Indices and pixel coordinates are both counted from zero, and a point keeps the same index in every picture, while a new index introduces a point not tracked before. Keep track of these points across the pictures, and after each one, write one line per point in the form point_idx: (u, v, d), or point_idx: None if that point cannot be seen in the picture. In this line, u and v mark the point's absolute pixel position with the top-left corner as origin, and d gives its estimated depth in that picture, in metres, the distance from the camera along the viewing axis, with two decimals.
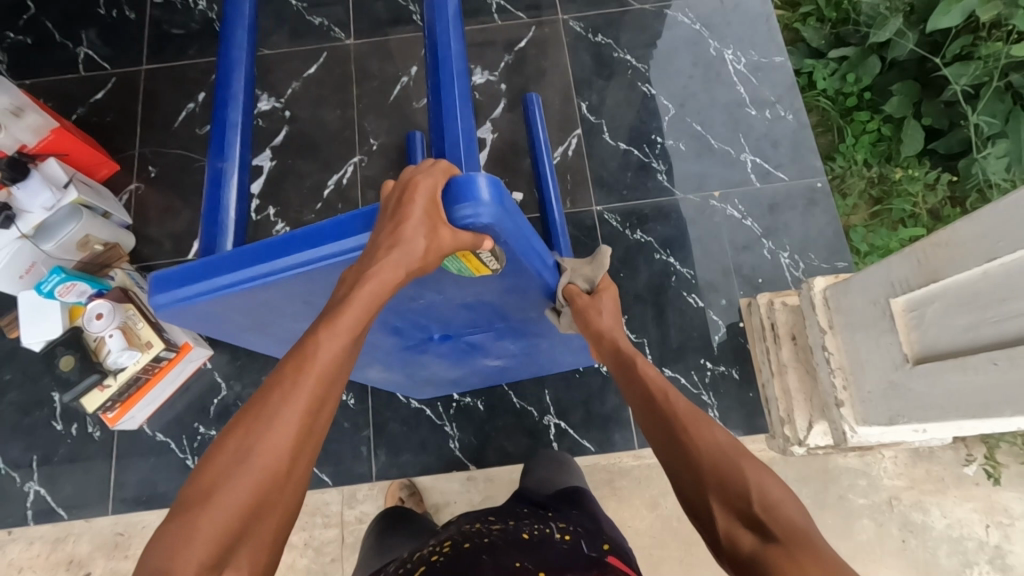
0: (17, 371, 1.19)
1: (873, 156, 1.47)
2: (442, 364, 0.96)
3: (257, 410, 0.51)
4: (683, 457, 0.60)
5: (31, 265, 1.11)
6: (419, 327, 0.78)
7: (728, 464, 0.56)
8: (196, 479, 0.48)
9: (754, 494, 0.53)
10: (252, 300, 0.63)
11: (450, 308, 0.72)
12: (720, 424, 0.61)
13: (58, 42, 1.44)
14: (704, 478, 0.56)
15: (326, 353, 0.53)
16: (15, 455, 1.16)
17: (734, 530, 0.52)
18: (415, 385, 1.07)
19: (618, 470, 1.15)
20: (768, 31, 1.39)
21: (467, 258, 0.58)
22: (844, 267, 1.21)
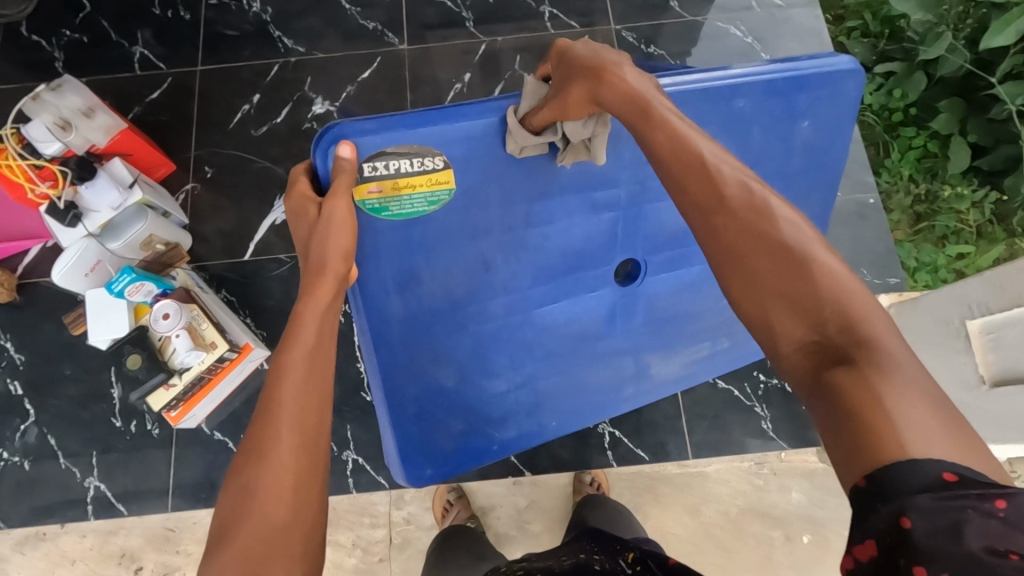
0: (76, 366, 1.21)
1: (918, 172, 1.49)
2: (704, 291, 1.02)
3: (250, 451, 0.57)
4: (750, 243, 0.55)
5: (97, 262, 1.15)
6: (568, 278, 0.96)
7: (802, 269, 0.52)
8: (221, 523, 0.54)
9: (831, 306, 0.50)
10: (418, 380, 0.93)
11: (532, 249, 0.93)
12: (783, 216, 0.56)
13: (114, 40, 1.45)
14: (769, 286, 0.53)
15: (290, 384, 0.61)
16: (73, 449, 1.17)
17: (797, 349, 0.51)
18: (747, 352, 1.10)
19: (661, 477, 1.16)
20: (819, 46, 1.40)
21: (399, 188, 0.83)
22: (896, 284, 1.22)
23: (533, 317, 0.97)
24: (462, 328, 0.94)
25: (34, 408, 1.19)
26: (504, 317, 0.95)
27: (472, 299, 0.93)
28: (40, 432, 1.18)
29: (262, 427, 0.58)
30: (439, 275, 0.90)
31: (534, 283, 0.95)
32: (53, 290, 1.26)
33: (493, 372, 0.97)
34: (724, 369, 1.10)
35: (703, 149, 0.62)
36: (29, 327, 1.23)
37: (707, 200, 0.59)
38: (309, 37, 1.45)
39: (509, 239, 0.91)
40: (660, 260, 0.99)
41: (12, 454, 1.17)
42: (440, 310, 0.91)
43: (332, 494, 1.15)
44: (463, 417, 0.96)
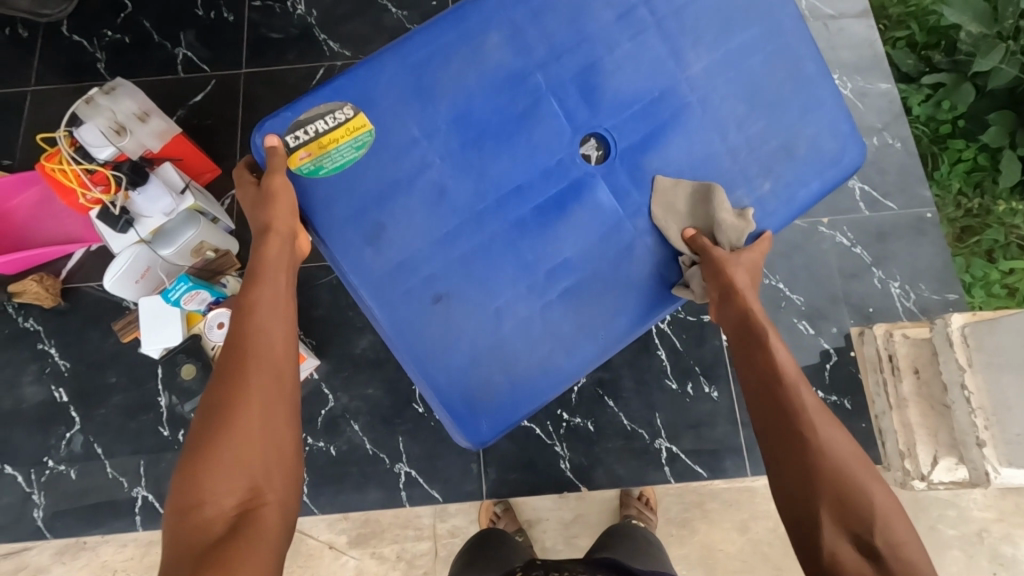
0: (122, 374, 1.19)
1: (967, 186, 1.47)
2: (701, 134, 0.90)
3: (228, 381, 0.68)
4: (807, 459, 0.69)
5: (147, 268, 1.14)
6: (535, 181, 0.89)
7: (853, 492, 0.66)
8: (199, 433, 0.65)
9: (878, 530, 0.64)
10: (440, 326, 0.86)
11: (486, 159, 0.88)
12: (844, 430, 0.71)
13: (157, 42, 1.43)
14: (822, 498, 0.67)
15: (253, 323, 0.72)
16: (121, 459, 1.15)
17: (840, 551, 0.64)
18: (810, 179, 0.91)
19: (709, 493, 1.14)
20: (873, 56, 1.38)
21: (325, 146, 0.85)
22: (955, 300, 1.20)
23: (516, 231, 0.88)
24: (446, 254, 0.87)
25: (80, 416, 1.17)
26: (484, 235, 0.87)
27: (445, 230, 0.87)
28: (86, 440, 1.16)
29: (237, 361, 0.69)
30: (402, 218, 0.86)
31: (500, 194, 0.88)
32: (98, 296, 1.24)
33: (503, 292, 0.87)
34: (795, 215, 0.92)
35: (788, 376, 0.75)
36: (74, 333, 1.22)
37: (777, 418, 0.73)
38: (356, 41, 1.43)
39: (456, 149, 0.87)
40: (623, 125, 0.90)
41: (57, 462, 1.15)
42: (420, 254, 0.86)
43: (381, 505, 1.13)
44: (499, 349, 0.86)
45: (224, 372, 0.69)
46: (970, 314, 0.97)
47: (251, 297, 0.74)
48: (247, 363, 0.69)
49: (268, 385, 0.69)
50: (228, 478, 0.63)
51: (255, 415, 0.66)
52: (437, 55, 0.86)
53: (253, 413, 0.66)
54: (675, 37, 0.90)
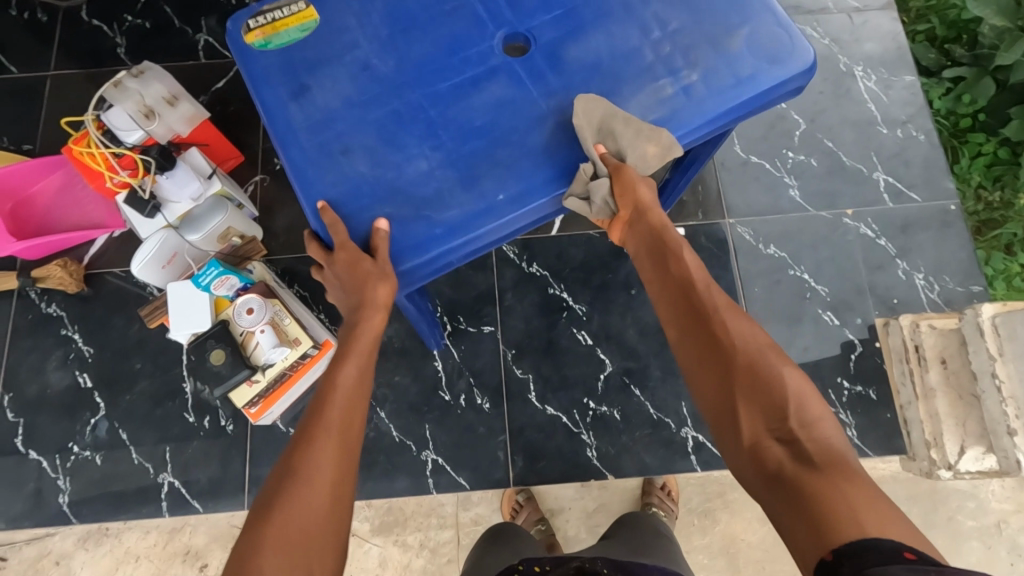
0: (149, 361, 1.19)
1: (987, 180, 1.47)
2: (623, 28, 0.74)
3: (302, 444, 0.63)
4: (719, 352, 0.64)
5: (174, 253, 1.13)
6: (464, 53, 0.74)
7: (765, 376, 0.60)
8: (264, 508, 0.58)
9: (793, 412, 0.58)
10: (341, 183, 0.70)
11: (412, 33, 0.75)
12: (751, 319, 0.66)
13: (178, 28, 1.42)
14: (737, 389, 0.61)
15: (339, 397, 0.67)
16: (148, 445, 1.15)
17: (762, 443, 0.57)
18: (741, 73, 0.71)
19: (731, 482, 1.14)
20: (897, 50, 1.39)
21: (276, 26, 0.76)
22: (979, 291, 1.21)
23: (433, 100, 0.72)
24: (355, 118, 0.72)
25: (105, 401, 1.17)
26: (399, 104, 0.72)
27: (366, 96, 0.73)
28: (111, 427, 1.16)
29: (314, 425, 0.65)
30: (330, 79, 0.74)
31: (422, 64, 0.74)
32: (121, 284, 1.24)
33: (405, 150, 0.71)
34: (723, 111, 0.71)
35: (693, 274, 0.70)
36: (99, 319, 1.22)
37: (687, 317, 0.68)
38: None
39: (382, 21, 0.75)
40: (550, 22, 0.75)
41: (82, 448, 1.15)
42: (335, 116, 0.72)
43: (406, 492, 1.13)
44: (394, 202, 0.69)
45: (299, 437, 0.64)
46: (1000, 303, 0.97)
47: (335, 374, 0.69)
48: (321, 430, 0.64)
49: (335, 455, 0.63)
50: (284, 545, 0.55)
51: (319, 493, 0.59)
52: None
53: (326, 482, 0.60)
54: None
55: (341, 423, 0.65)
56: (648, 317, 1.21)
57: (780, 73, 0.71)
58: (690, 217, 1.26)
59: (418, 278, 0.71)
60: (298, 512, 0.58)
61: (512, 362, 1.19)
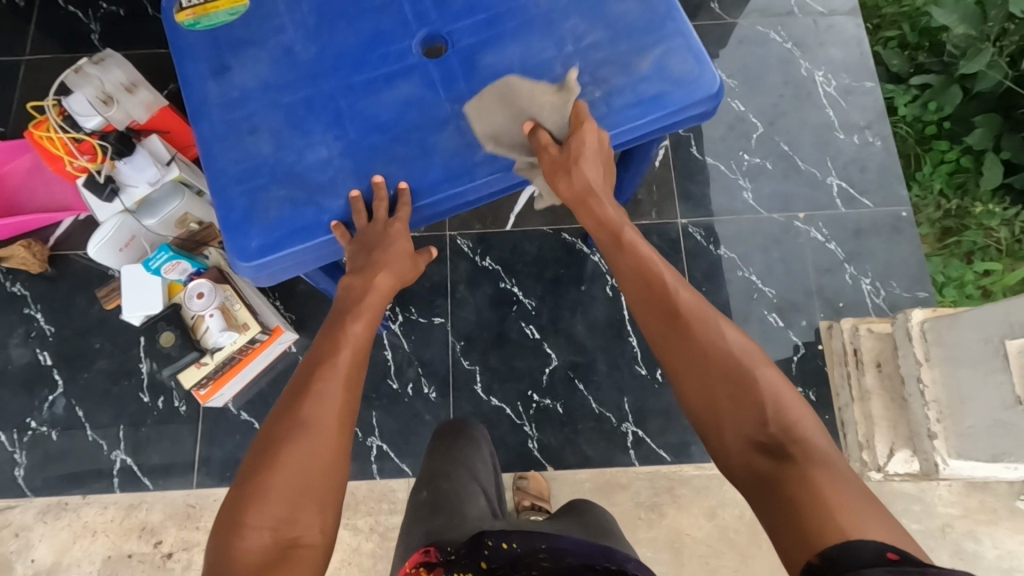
0: (108, 340, 1.23)
1: (949, 188, 1.48)
2: (543, 35, 0.68)
3: (301, 394, 0.61)
4: (693, 358, 0.61)
5: (132, 238, 1.16)
6: (389, 45, 0.69)
7: (748, 386, 0.59)
8: (260, 452, 0.58)
9: (774, 419, 0.57)
10: (243, 164, 0.66)
11: (337, 19, 0.70)
12: (725, 319, 0.63)
13: (151, 16, 1.45)
14: (715, 398, 0.60)
15: (356, 331, 0.65)
16: (104, 423, 1.19)
17: (749, 455, 0.57)
18: (646, 94, 0.66)
19: (679, 478, 1.15)
20: (860, 55, 1.40)
21: (206, 8, 0.72)
22: (925, 298, 1.21)
23: (344, 92, 0.68)
24: (263, 103, 0.68)
25: (64, 379, 1.21)
26: (309, 92, 0.68)
27: (281, 80, 0.68)
28: (68, 404, 1.20)
29: (319, 366, 0.62)
30: (252, 58, 0.69)
31: (340, 54, 0.69)
32: (85, 264, 1.27)
33: (308, 137, 0.67)
34: (621, 134, 0.67)
35: (661, 273, 0.67)
36: (62, 299, 1.25)
37: (662, 325, 0.64)
38: None
39: (309, 7, 0.70)
40: (472, 24, 0.69)
41: (40, 424, 1.19)
42: (246, 97, 0.68)
43: (354, 477, 1.16)
44: (290, 188, 0.66)
45: (298, 390, 0.61)
46: (930, 310, 0.99)
47: (345, 330, 0.64)
48: (321, 383, 0.61)
49: (340, 401, 0.61)
50: (282, 499, 0.55)
51: (321, 438, 0.58)
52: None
53: (327, 430, 0.59)
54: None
55: (344, 377, 0.62)
56: (597, 313, 1.23)
57: (692, 98, 0.66)
58: (643, 216, 1.28)
59: (310, 260, 0.68)
60: (296, 463, 0.57)
61: (461, 353, 1.21)
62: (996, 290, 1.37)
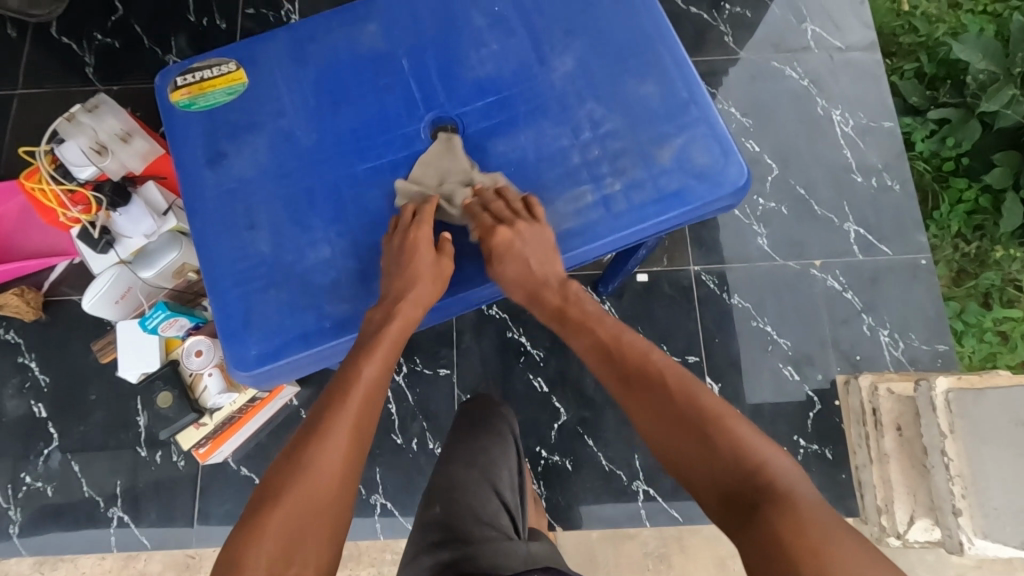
0: (104, 391, 1.19)
1: (967, 228, 1.44)
2: (559, 122, 0.68)
3: (308, 436, 0.58)
4: (656, 408, 0.60)
5: (128, 289, 1.11)
6: (391, 131, 0.69)
7: (712, 427, 0.57)
8: (261, 492, 0.55)
9: (741, 455, 0.55)
10: (241, 258, 0.66)
11: (335, 103, 0.69)
12: (673, 359, 0.63)
13: (147, 48, 1.40)
14: (679, 448, 0.58)
15: (368, 371, 0.61)
16: (100, 477, 1.15)
17: (720, 498, 0.55)
18: (667, 188, 0.66)
19: (689, 528, 1.12)
20: (878, 92, 1.35)
21: (203, 87, 0.72)
22: (945, 351, 1.18)
23: (348, 182, 0.67)
24: (263, 194, 0.68)
25: (59, 432, 1.18)
26: (308, 182, 0.67)
27: (277, 168, 0.68)
28: (64, 457, 1.16)
29: (326, 404, 0.59)
30: (248, 147, 0.69)
31: (341, 139, 0.68)
32: (80, 311, 1.24)
33: (308, 234, 0.66)
34: (643, 229, 0.66)
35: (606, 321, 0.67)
36: (55, 348, 1.22)
37: (614, 373, 0.64)
38: None
39: (308, 91, 0.70)
40: (479, 110, 0.69)
41: (35, 479, 1.16)
42: (242, 187, 0.68)
43: (357, 535, 1.13)
44: (288, 290, 0.65)
45: (306, 430, 0.58)
46: (955, 377, 0.95)
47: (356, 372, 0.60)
48: (326, 426, 0.57)
49: (345, 440, 0.58)
50: (280, 541, 0.52)
51: (324, 478, 0.56)
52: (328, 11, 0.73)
53: (330, 470, 0.56)
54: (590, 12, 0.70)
55: (352, 419, 0.59)
56: None
57: (722, 192, 0.65)
58: (655, 262, 1.24)
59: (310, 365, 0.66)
60: (295, 509, 0.54)
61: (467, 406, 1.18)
62: (1015, 336, 1.34)
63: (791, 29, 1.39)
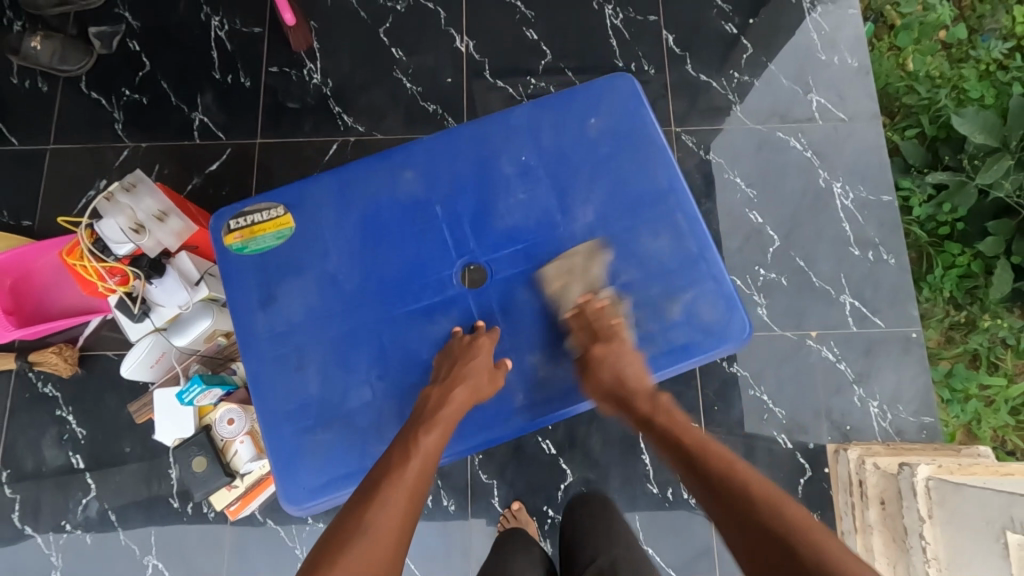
0: (139, 444, 1.27)
1: (959, 292, 1.51)
2: (574, 276, 0.88)
3: (369, 497, 0.67)
4: (731, 512, 0.63)
5: (162, 355, 1.20)
6: (427, 280, 0.89)
7: (783, 533, 0.58)
8: (327, 542, 0.62)
9: (819, 558, 0.55)
10: (293, 395, 0.86)
11: (378, 256, 0.90)
12: (756, 470, 0.67)
13: (174, 104, 1.45)
14: (756, 553, 0.59)
15: (427, 444, 0.74)
16: (135, 526, 1.23)
17: None
18: (676, 341, 0.85)
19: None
20: (879, 165, 1.40)
21: (255, 231, 0.92)
22: (930, 423, 1.25)
23: (390, 325, 0.88)
24: (321, 338, 0.88)
25: (96, 482, 1.25)
26: (357, 323, 0.88)
27: (328, 310, 0.88)
28: (101, 507, 1.24)
29: (392, 471, 0.70)
30: (295, 295, 0.90)
31: (386, 289, 0.89)
32: (114, 366, 1.31)
33: (354, 375, 0.86)
34: (654, 373, 0.84)
35: (694, 434, 0.73)
36: (91, 401, 1.29)
37: (694, 478, 0.69)
38: (370, 116, 1.45)
39: (355, 245, 0.90)
40: (507, 256, 0.89)
41: (74, 527, 1.23)
42: (296, 329, 0.88)
43: None
44: (334, 429, 0.85)
45: (365, 493, 0.67)
46: (937, 466, 1.04)
47: (419, 440, 0.74)
48: (389, 488, 0.67)
49: (405, 502, 0.67)
50: None
51: (388, 531, 0.63)
52: (376, 160, 0.93)
53: (391, 527, 0.63)
54: (596, 172, 0.90)
55: (413, 480, 0.69)
56: (612, 428, 1.27)
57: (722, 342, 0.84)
58: None
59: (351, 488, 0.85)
60: (359, 559, 0.60)
61: (480, 465, 1.26)
62: (999, 401, 1.42)
63: (797, 99, 1.44)
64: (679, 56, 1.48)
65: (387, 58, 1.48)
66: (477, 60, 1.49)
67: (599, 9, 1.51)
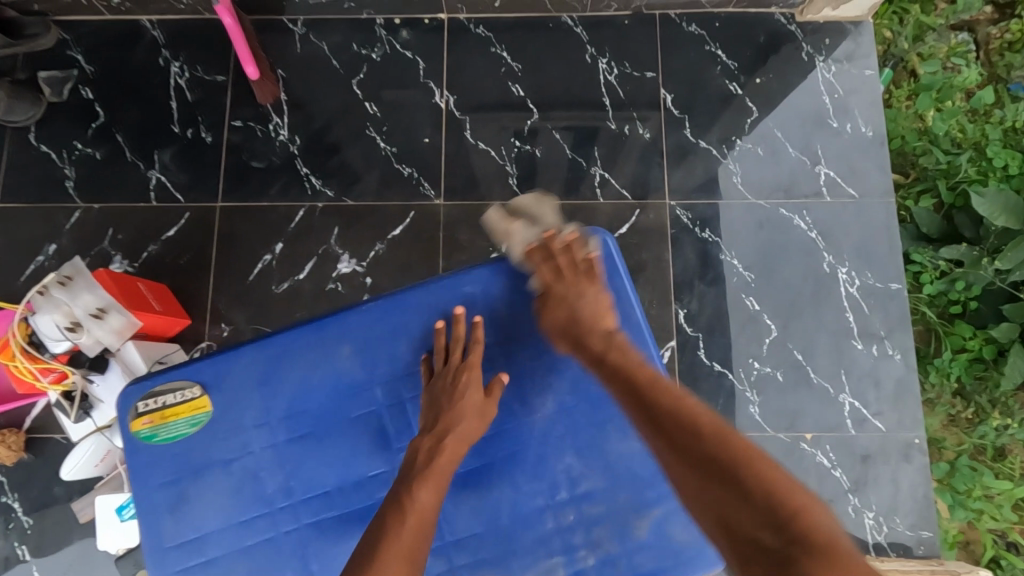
0: (87, 538, 1.20)
1: (967, 378, 1.40)
2: (532, 488, 0.88)
3: (365, 560, 0.70)
4: (680, 431, 0.68)
5: (107, 453, 1.12)
6: (350, 484, 0.88)
7: (734, 448, 0.64)
8: None
9: (761, 478, 0.60)
10: None
11: (307, 456, 0.89)
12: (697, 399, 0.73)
13: (130, 161, 1.35)
14: (710, 479, 0.63)
15: (421, 502, 0.77)
16: None
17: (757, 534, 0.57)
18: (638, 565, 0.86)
19: None
20: (890, 249, 1.29)
21: (165, 416, 0.90)
22: (928, 538, 1.17)
23: (307, 538, 0.88)
24: (242, 545, 0.88)
25: None
26: (279, 531, 0.88)
27: (248, 515, 0.88)
28: None
29: (386, 534, 0.73)
30: (209, 499, 0.89)
31: (307, 495, 0.88)
32: (62, 452, 1.23)
33: None
34: None
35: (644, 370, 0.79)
36: (37, 490, 1.22)
37: (641, 406, 0.74)
38: (340, 179, 1.34)
39: (283, 443, 0.89)
40: None
41: None
42: (211, 535, 0.88)
43: None
44: None
45: (366, 551, 0.71)
46: None
47: (411, 496, 0.77)
48: (385, 551, 0.71)
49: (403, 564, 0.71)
50: None
51: None
52: (306, 341, 0.90)
53: None
54: (558, 364, 0.90)
55: (408, 541, 0.73)
56: None
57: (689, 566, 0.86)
58: None
59: None
60: None
61: None
62: (1002, 499, 1.34)
63: (804, 171, 1.32)
64: (677, 118, 1.36)
65: (360, 113, 1.37)
66: (457, 118, 1.37)
67: (592, 62, 1.38)
